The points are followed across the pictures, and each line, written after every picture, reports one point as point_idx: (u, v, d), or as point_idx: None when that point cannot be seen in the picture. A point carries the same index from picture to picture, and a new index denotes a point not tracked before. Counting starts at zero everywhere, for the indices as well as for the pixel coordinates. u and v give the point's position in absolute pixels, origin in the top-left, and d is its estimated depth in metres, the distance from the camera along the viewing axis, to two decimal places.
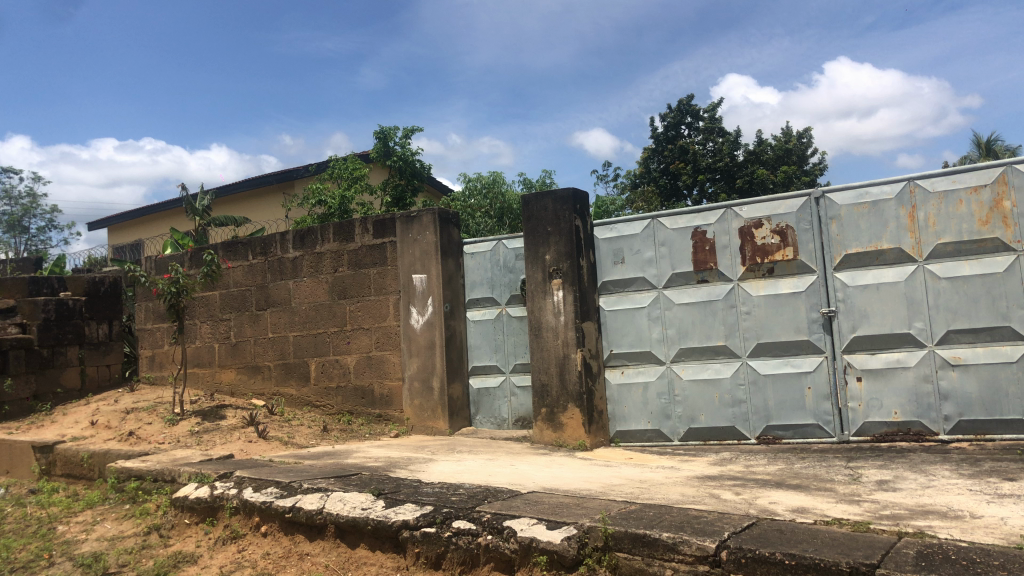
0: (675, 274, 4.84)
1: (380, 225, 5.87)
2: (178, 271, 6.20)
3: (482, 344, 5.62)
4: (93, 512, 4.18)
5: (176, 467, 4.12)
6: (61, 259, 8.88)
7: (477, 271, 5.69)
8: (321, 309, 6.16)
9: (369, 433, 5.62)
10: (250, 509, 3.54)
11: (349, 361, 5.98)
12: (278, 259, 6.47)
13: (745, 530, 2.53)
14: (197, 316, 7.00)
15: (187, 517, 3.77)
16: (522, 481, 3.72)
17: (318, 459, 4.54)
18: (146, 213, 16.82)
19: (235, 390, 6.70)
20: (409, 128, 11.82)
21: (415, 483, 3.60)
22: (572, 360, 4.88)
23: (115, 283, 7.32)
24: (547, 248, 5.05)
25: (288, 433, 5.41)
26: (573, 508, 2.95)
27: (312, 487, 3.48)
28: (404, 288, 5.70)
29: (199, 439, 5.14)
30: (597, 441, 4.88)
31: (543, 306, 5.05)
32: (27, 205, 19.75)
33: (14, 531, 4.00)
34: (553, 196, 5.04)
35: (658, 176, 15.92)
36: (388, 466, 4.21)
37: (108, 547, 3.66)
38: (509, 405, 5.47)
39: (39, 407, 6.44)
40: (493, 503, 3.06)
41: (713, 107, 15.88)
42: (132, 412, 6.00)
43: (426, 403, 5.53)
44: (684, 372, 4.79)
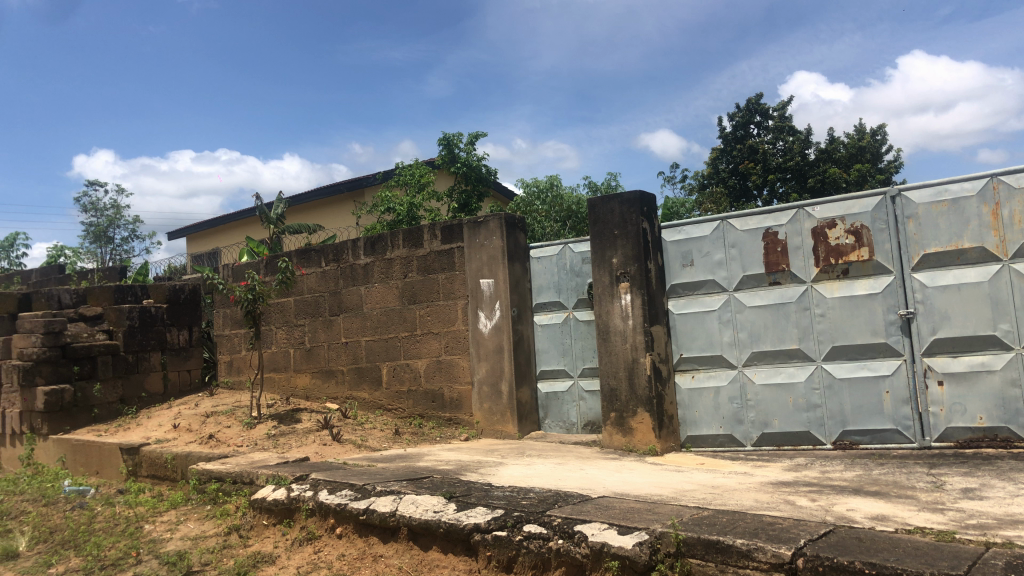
0: (747, 277, 4.76)
1: (448, 231, 5.94)
2: (255, 278, 6.37)
3: (550, 348, 5.62)
4: (177, 512, 4.33)
5: (254, 469, 4.23)
6: (143, 268, 9.25)
7: (545, 275, 5.70)
8: (391, 314, 6.25)
9: (440, 436, 5.68)
10: (326, 511, 3.62)
11: (420, 365, 6.06)
12: (350, 265, 6.60)
13: (822, 538, 2.48)
14: (273, 322, 7.19)
15: (265, 518, 3.88)
16: (592, 486, 3.71)
17: (390, 461, 4.61)
18: (223, 222, 17.36)
19: (309, 394, 6.85)
20: (474, 134, 11.93)
21: (485, 487, 3.62)
22: (641, 364, 4.85)
23: (194, 291, 7.57)
24: (614, 251, 5.03)
25: (361, 436, 5.51)
26: (645, 513, 2.93)
27: (385, 490, 3.54)
28: (472, 293, 5.74)
29: (276, 443, 5.28)
30: (668, 446, 4.84)
31: (611, 310, 5.03)
32: (112, 217, 20.52)
33: (105, 529, 4.17)
34: (620, 199, 5.02)
35: (727, 176, 15.71)
36: (459, 469, 4.25)
37: (191, 546, 3.79)
38: (578, 409, 5.46)
39: (126, 410, 6.70)
40: (564, 507, 3.06)
41: (782, 105, 15.59)
42: (211, 415, 6.19)
43: (495, 407, 5.56)
44: (757, 376, 4.71)
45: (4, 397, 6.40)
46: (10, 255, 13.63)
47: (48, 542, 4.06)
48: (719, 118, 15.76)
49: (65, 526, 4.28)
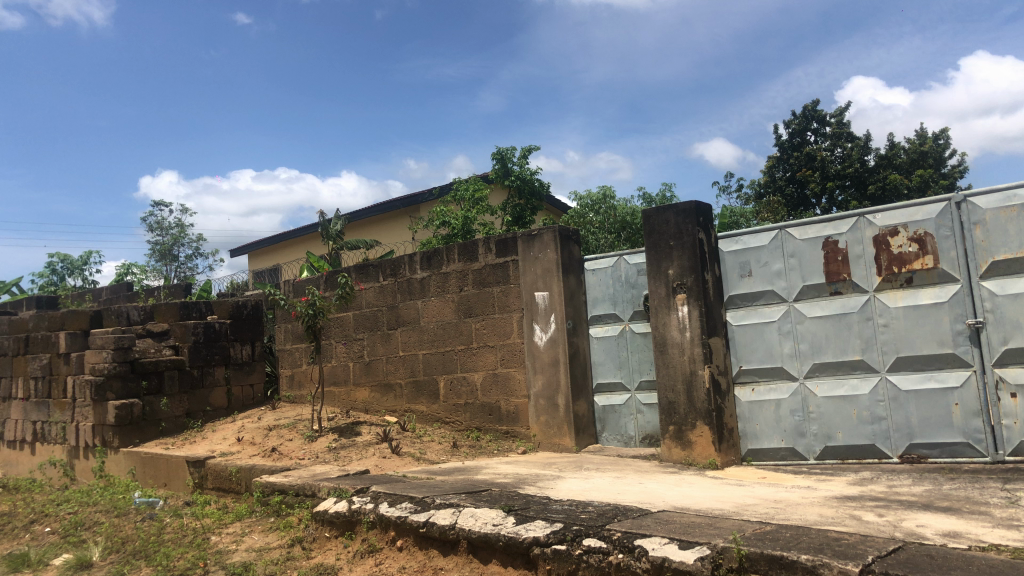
0: (807, 287, 4.68)
1: (503, 244, 5.97)
2: (315, 293, 6.49)
3: (606, 360, 5.60)
4: (242, 524, 4.43)
5: (316, 482, 4.30)
6: (207, 284, 9.49)
7: (600, 287, 5.68)
8: (448, 327, 6.30)
9: (498, 450, 5.69)
10: (387, 523, 3.65)
11: (476, 378, 6.09)
12: (407, 280, 6.67)
13: (891, 554, 2.41)
14: (333, 336, 7.31)
15: (327, 531, 3.93)
16: (651, 500, 3.68)
17: (449, 474, 4.64)
18: (283, 238, 17.74)
19: (369, 407, 6.93)
20: (527, 148, 11.99)
21: (544, 500, 3.62)
22: (700, 377, 4.80)
23: (256, 307, 7.74)
24: (670, 263, 5.00)
25: (420, 449, 5.55)
26: (706, 527, 2.90)
27: (445, 503, 3.56)
28: (528, 306, 5.75)
29: (337, 455, 5.36)
30: (728, 460, 4.77)
31: (668, 322, 5.00)
32: (176, 235, 21.07)
33: (174, 540, 4.27)
34: (676, 210, 4.99)
35: (784, 185, 15.47)
36: (517, 483, 4.25)
37: (256, 557, 3.87)
38: (636, 422, 5.42)
39: (191, 424, 6.87)
40: (624, 521, 3.05)
41: (839, 112, 15.31)
42: (274, 428, 6.31)
43: (552, 420, 5.55)
44: (819, 388, 4.62)
45: (77, 411, 6.61)
46: (84, 274, 14.10)
47: (120, 553, 4.18)
48: (774, 126, 15.56)
49: (136, 537, 4.40)
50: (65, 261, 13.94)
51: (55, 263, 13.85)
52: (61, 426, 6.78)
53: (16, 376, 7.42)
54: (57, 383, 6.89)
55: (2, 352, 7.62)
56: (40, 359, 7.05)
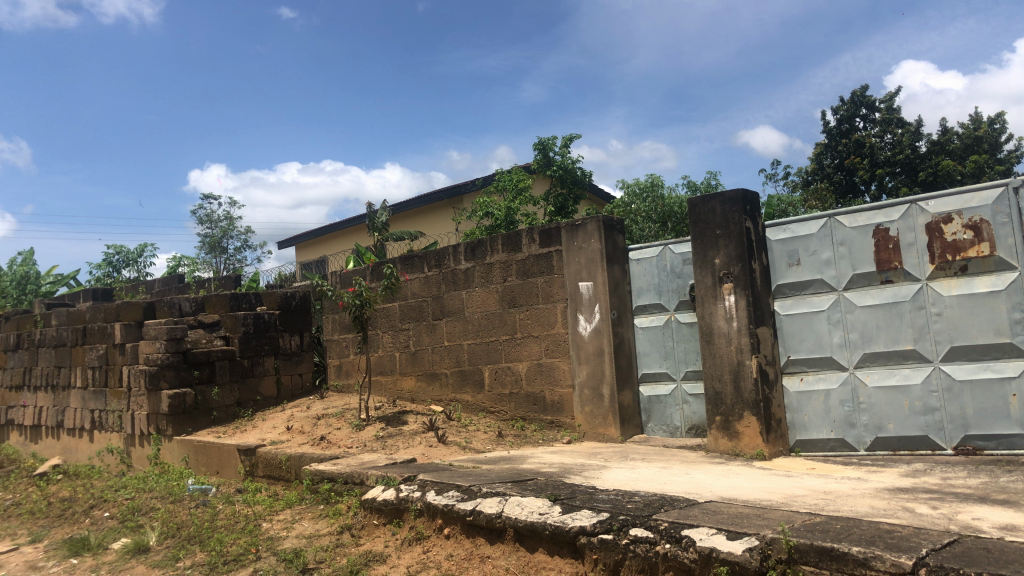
0: (857, 275, 4.60)
1: (546, 234, 5.96)
2: (361, 284, 6.56)
3: (652, 351, 5.57)
4: (292, 511, 4.51)
5: (364, 470, 4.36)
6: (256, 275, 9.65)
7: (645, 277, 5.65)
8: (492, 318, 6.32)
9: (543, 439, 5.70)
10: (434, 511, 3.69)
11: (521, 368, 6.10)
12: (451, 270, 6.71)
13: (946, 547, 2.36)
14: (379, 326, 7.39)
15: (376, 518, 3.98)
16: (698, 490, 3.65)
17: (495, 463, 4.66)
18: (329, 230, 17.95)
19: (415, 397, 6.99)
20: (569, 138, 11.95)
21: (590, 490, 3.61)
22: (747, 367, 4.75)
23: (304, 298, 7.85)
24: (716, 252, 4.95)
25: (465, 438, 5.58)
26: (754, 518, 2.87)
27: (491, 492, 3.58)
28: (572, 297, 5.74)
29: (384, 444, 5.42)
30: (776, 451, 4.72)
31: (715, 312, 4.95)
32: (225, 228, 21.43)
33: (226, 526, 4.36)
34: (721, 198, 4.94)
35: (832, 172, 15.20)
36: (562, 472, 4.26)
37: (306, 544, 3.93)
38: (682, 412, 5.38)
39: (242, 413, 7.01)
40: (671, 511, 3.03)
41: (889, 97, 14.97)
42: (323, 417, 6.40)
43: (597, 410, 5.54)
44: (869, 378, 4.55)
45: (133, 400, 6.78)
46: (139, 266, 14.43)
47: (176, 538, 4.29)
48: (822, 113, 15.28)
49: (190, 523, 4.51)
50: (121, 253, 14.27)
51: (111, 255, 14.20)
52: (117, 414, 6.96)
53: (74, 366, 7.63)
54: (113, 372, 7.06)
55: (61, 343, 7.84)
56: (97, 349, 7.24)
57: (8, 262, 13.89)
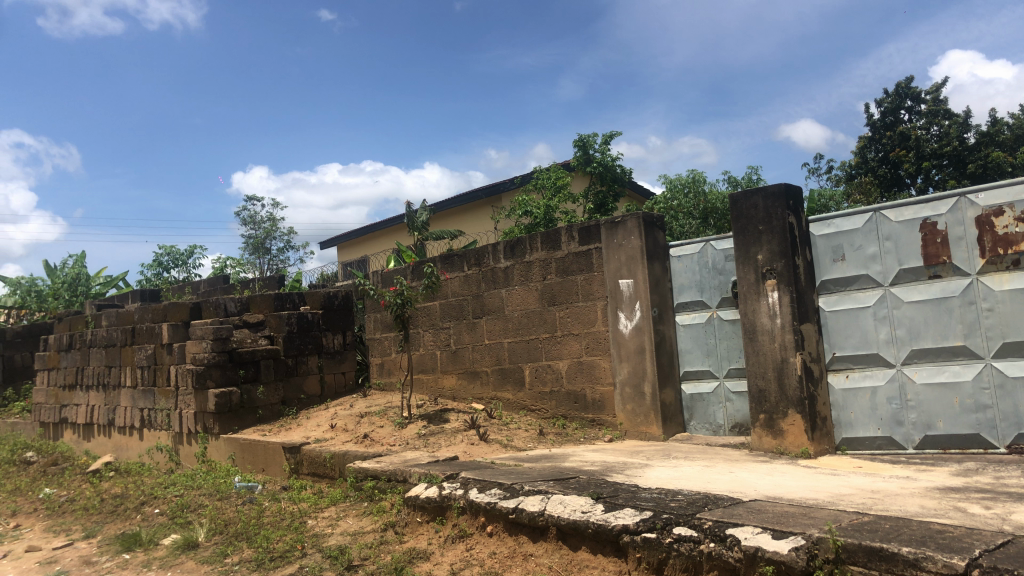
0: (904, 271, 4.51)
1: (586, 232, 5.94)
2: (402, 283, 6.61)
3: (694, 348, 5.52)
4: (337, 508, 4.56)
5: (407, 468, 4.39)
6: (298, 275, 9.78)
7: (686, 274, 5.60)
8: (532, 316, 6.32)
9: (584, 437, 5.69)
10: (476, 509, 3.70)
11: (562, 366, 6.09)
12: (491, 269, 6.72)
13: (1001, 548, 2.31)
14: (420, 325, 7.43)
15: (419, 516, 4.01)
16: (742, 489, 3.62)
17: (536, 461, 4.66)
18: (370, 230, 18.11)
19: (456, 395, 7.03)
20: (608, 135, 11.90)
21: (632, 488, 3.60)
22: (791, 364, 4.68)
23: (347, 297, 7.94)
24: (759, 248, 4.89)
25: (507, 436, 5.59)
26: (800, 518, 2.83)
27: (533, 490, 3.58)
28: (612, 294, 5.72)
29: (426, 442, 5.46)
30: (821, 449, 4.65)
31: (758, 309, 4.90)
32: (268, 228, 21.70)
33: (273, 523, 4.43)
34: (764, 193, 4.88)
35: (877, 165, 14.93)
36: (604, 470, 4.25)
37: (352, 540, 3.97)
38: (725, 410, 5.33)
39: (287, 411, 7.11)
40: (715, 510, 3.00)
41: (935, 88, 14.66)
42: (365, 416, 6.46)
43: (638, 408, 5.51)
44: (918, 375, 4.46)
45: (180, 399, 6.91)
46: (187, 267, 14.69)
47: (224, 534, 4.36)
48: (866, 106, 15.02)
49: (238, 520, 4.58)
50: (170, 254, 14.55)
51: (160, 256, 14.48)
52: (166, 412, 7.10)
53: (124, 366, 7.80)
54: (162, 372, 7.20)
55: (111, 343, 8.02)
56: (145, 349, 7.39)
57: (61, 264, 14.22)
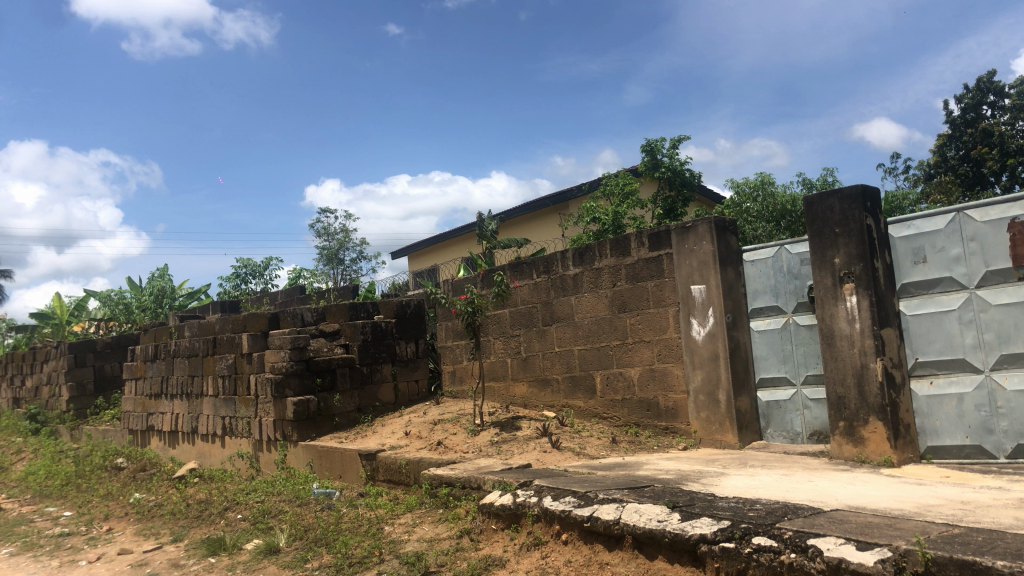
0: (990, 273, 4.33)
1: (656, 238, 5.89)
2: (473, 291, 6.65)
3: (770, 355, 5.42)
4: (413, 515, 4.61)
5: (481, 475, 4.41)
6: (371, 285, 9.95)
7: (760, 279, 5.51)
8: (603, 323, 6.30)
9: (658, 445, 5.63)
10: (551, 517, 3.69)
11: (633, 374, 6.04)
12: (560, 276, 6.72)
13: None
14: (491, 333, 7.47)
15: (494, 523, 4.03)
16: (823, 498, 3.53)
17: (610, 469, 4.63)
18: (440, 239, 18.33)
19: (528, 402, 7.04)
20: (677, 139, 11.79)
21: (709, 497, 3.54)
22: (872, 370, 4.55)
23: (419, 305, 8.04)
24: (835, 251, 4.78)
25: (579, 444, 5.58)
26: (886, 529, 2.74)
27: (608, 497, 3.56)
28: (684, 300, 5.65)
29: (499, 449, 5.48)
30: (905, 458, 4.51)
31: (836, 314, 4.78)
32: (341, 240, 22.11)
33: (351, 529, 4.50)
34: (840, 195, 4.76)
35: (957, 164, 14.42)
36: (680, 479, 4.20)
37: (428, 547, 4.01)
38: (802, 418, 5.20)
39: (362, 419, 7.23)
40: (795, 520, 2.94)
41: (1020, 82, 14.08)
42: (439, 423, 6.52)
43: (713, 416, 5.43)
44: (1008, 382, 4.26)
45: (260, 407, 7.09)
46: (264, 278, 15.09)
47: (304, 540, 4.46)
48: (945, 103, 14.53)
49: (317, 526, 4.68)
50: (249, 267, 14.97)
51: (239, 268, 14.92)
52: (246, 420, 7.29)
53: (206, 375, 8.05)
54: (242, 380, 7.41)
55: (194, 353, 8.29)
56: (226, 359, 7.62)
57: (146, 277, 14.77)
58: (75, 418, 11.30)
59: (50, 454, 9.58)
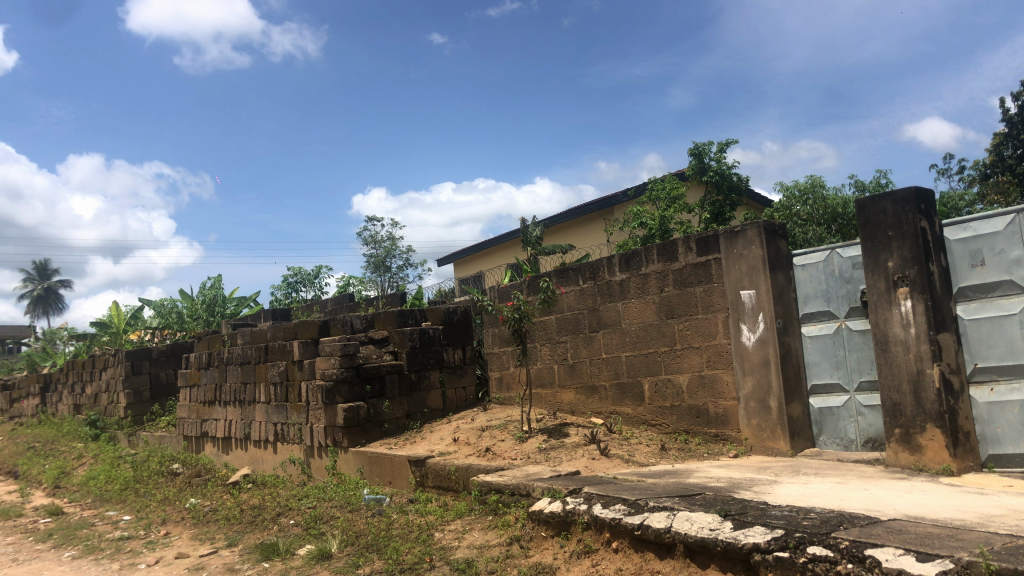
0: None
1: (704, 242, 5.84)
2: (519, 298, 6.66)
3: (822, 360, 5.33)
4: (462, 521, 4.62)
5: (530, 482, 4.41)
6: (418, 292, 10.02)
7: (811, 283, 5.42)
8: (650, 329, 6.25)
9: (708, 453, 5.57)
10: (601, 524, 3.67)
11: (682, 380, 5.99)
12: (607, 282, 6.69)
13: None
14: (538, 339, 7.47)
15: (543, 530, 4.02)
16: (880, 507, 3.45)
17: (660, 477, 4.59)
18: (486, 246, 18.40)
19: (575, 409, 7.01)
20: (725, 143, 11.67)
21: (762, 505, 3.49)
22: (928, 376, 4.45)
23: (465, 312, 8.08)
24: (889, 254, 4.68)
25: (628, 451, 5.54)
26: (947, 539, 2.67)
27: (659, 506, 3.52)
28: (733, 306, 5.59)
29: (547, 456, 5.47)
30: (965, 466, 4.39)
31: (890, 318, 4.68)
32: (388, 248, 22.31)
33: (402, 535, 4.53)
34: (893, 197, 4.67)
35: (1015, 163, 14.04)
36: (731, 487, 4.14)
37: (478, 554, 4.02)
38: (856, 425, 5.10)
39: (411, 425, 7.28)
40: (851, 529, 2.88)
41: None
42: (487, 430, 6.53)
43: (764, 423, 5.35)
44: None
45: (311, 414, 7.17)
46: (314, 286, 15.30)
47: (355, 546, 4.50)
48: (1002, 101, 14.16)
49: (368, 532, 4.72)
50: (298, 275, 15.19)
51: (289, 277, 15.15)
52: (297, 426, 7.39)
53: (258, 382, 8.18)
54: (293, 388, 7.51)
55: (246, 360, 8.43)
56: (278, 366, 7.73)
57: (199, 286, 15.06)
58: (132, 424, 11.57)
59: (109, 459, 9.82)
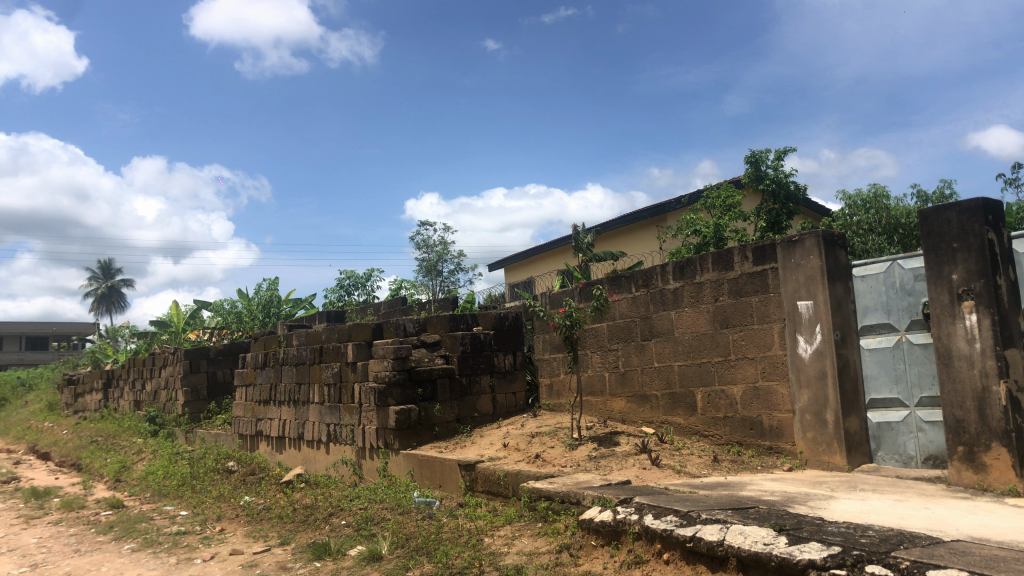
0: None
1: (761, 251, 5.75)
2: (571, 305, 6.64)
3: (881, 374, 5.20)
4: (512, 527, 4.62)
5: (581, 490, 4.38)
6: (470, 296, 10.06)
7: (871, 295, 5.29)
8: (704, 339, 6.18)
9: (762, 465, 5.47)
10: (652, 535, 3.63)
11: (736, 391, 5.89)
12: (660, 290, 6.63)
13: None
14: (588, 346, 7.44)
15: (594, 539, 3.99)
16: (942, 527, 3.35)
17: (712, 489, 4.53)
18: (537, 252, 18.40)
19: (625, 417, 6.96)
20: (783, 151, 11.49)
21: (818, 521, 3.42)
22: (994, 393, 4.31)
23: (517, 318, 8.08)
24: (953, 266, 4.55)
25: (680, 462, 5.48)
26: (1014, 563, 2.58)
27: (711, 518, 3.47)
28: (790, 317, 5.49)
29: (598, 464, 5.44)
30: None
31: (954, 332, 4.55)
32: (440, 252, 22.44)
33: (451, 539, 4.55)
34: (958, 208, 4.53)
35: None
36: (786, 501, 4.06)
37: (527, 560, 4.01)
38: (916, 441, 4.96)
39: (461, 429, 7.31)
40: (912, 548, 2.80)
41: None
42: (537, 436, 6.52)
43: (820, 436, 5.24)
44: None
45: (363, 415, 7.25)
46: (367, 289, 15.46)
47: (405, 548, 4.53)
48: None
49: (418, 534, 4.74)
50: (352, 278, 15.37)
51: (343, 280, 15.35)
52: (350, 428, 7.46)
53: (312, 383, 8.29)
54: (346, 389, 7.60)
55: (301, 361, 8.56)
56: (332, 367, 7.83)
57: (255, 287, 15.33)
58: (189, 421, 11.82)
59: (167, 455, 10.05)
